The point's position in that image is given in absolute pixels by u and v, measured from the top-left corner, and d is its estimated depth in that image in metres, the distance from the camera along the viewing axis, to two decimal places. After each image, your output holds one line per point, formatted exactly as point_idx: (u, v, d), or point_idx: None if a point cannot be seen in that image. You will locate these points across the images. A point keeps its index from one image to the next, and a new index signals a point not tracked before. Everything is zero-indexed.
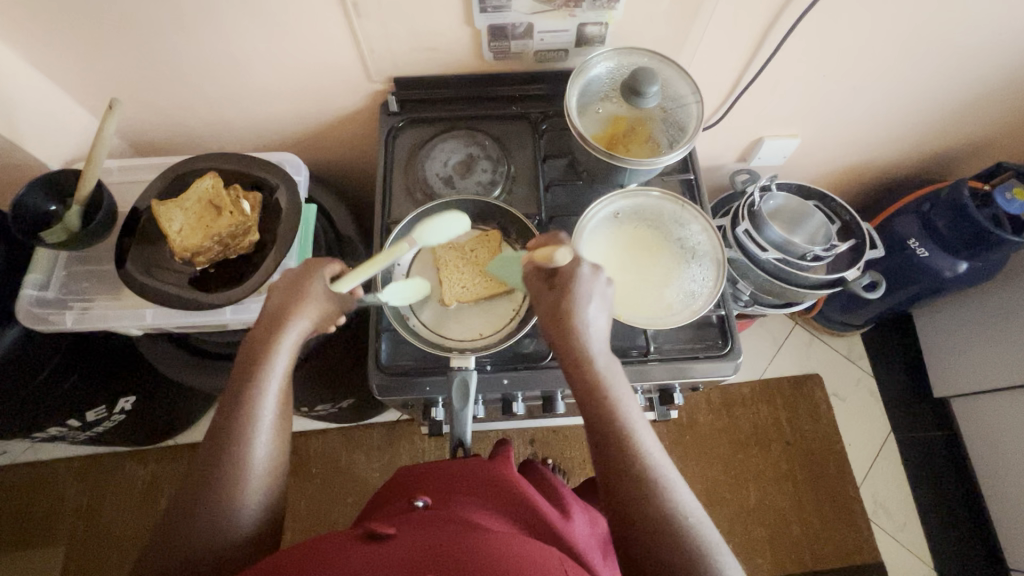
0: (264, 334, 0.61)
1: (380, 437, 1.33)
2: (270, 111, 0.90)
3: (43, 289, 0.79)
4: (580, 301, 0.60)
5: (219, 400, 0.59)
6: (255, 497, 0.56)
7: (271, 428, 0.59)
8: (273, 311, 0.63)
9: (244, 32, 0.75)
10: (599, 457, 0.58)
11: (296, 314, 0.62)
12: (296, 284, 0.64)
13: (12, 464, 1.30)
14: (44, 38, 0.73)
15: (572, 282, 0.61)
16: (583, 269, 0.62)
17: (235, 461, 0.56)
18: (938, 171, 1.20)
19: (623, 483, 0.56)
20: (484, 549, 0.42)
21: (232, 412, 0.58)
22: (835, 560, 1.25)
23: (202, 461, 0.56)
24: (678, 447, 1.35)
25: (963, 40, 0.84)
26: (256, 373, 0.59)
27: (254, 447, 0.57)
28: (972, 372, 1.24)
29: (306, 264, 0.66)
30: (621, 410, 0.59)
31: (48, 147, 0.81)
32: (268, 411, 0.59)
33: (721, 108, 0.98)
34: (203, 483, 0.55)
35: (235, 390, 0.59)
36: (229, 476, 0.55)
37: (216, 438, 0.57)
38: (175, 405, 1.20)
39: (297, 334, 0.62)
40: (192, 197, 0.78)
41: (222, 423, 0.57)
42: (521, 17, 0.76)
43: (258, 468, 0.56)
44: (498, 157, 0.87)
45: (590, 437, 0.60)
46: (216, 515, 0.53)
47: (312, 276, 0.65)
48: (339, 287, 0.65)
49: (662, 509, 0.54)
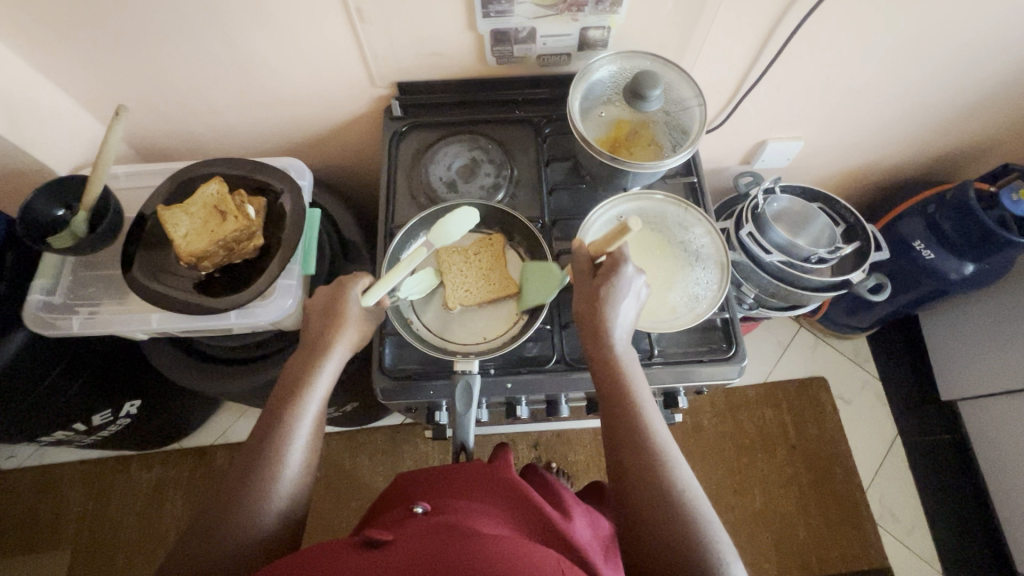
0: (305, 357, 0.65)
1: (384, 441, 1.33)
2: (275, 116, 0.91)
3: (50, 294, 0.80)
4: (613, 305, 0.62)
5: (258, 416, 0.62)
6: (278, 512, 0.56)
7: (304, 447, 0.60)
8: (315, 335, 0.66)
9: (249, 38, 0.76)
10: (616, 471, 0.59)
11: (336, 340, 0.65)
12: (333, 303, 0.67)
13: (20, 468, 1.31)
14: (52, 45, 0.74)
15: (616, 275, 0.63)
16: (629, 268, 0.63)
17: (266, 475, 0.57)
18: (944, 173, 1.20)
19: (640, 498, 0.55)
20: (479, 551, 0.42)
21: (268, 428, 0.60)
22: (843, 565, 1.24)
23: (233, 474, 0.57)
24: (682, 450, 1.35)
25: (967, 41, 0.84)
26: (296, 394, 0.62)
27: (286, 463, 0.58)
28: (979, 374, 1.23)
29: (339, 282, 0.68)
30: (644, 426, 0.59)
31: (56, 153, 0.82)
32: (303, 430, 0.60)
33: (724, 110, 0.98)
34: (231, 494, 0.56)
35: (274, 409, 0.61)
36: (258, 488, 0.56)
37: (250, 450, 0.59)
38: (180, 409, 1.20)
39: (338, 358, 0.65)
40: (198, 202, 0.78)
41: (259, 437, 0.59)
42: (524, 21, 0.76)
43: (286, 484, 0.57)
44: (501, 161, 0.87)
45: (609, 450, 0.60)
46: (239, 526, 0.54)
47: (344, 294, 0.67)
48: (366, 300, 0.67)
49: (679, 526, 0.53)
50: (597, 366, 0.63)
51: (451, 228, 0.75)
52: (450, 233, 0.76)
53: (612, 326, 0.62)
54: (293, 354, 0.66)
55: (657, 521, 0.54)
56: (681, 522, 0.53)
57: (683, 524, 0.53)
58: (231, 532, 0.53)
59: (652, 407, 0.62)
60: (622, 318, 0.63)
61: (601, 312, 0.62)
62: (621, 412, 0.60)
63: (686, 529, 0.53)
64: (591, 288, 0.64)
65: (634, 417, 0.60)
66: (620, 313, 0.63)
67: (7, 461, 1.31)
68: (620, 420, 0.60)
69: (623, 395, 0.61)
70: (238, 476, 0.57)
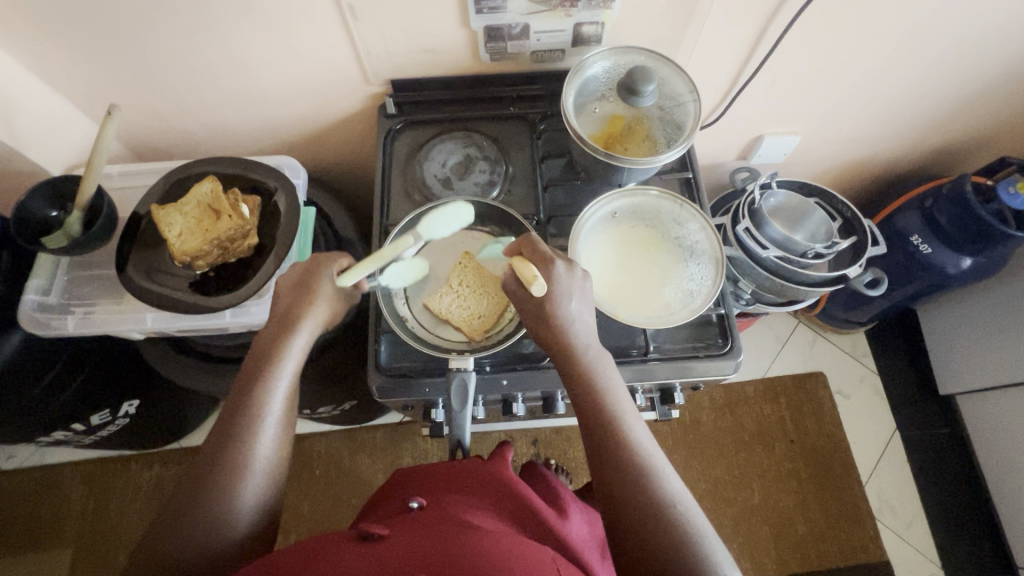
0: (273, 336, 0.64)
1: (383, 438, 1.34)
2: (270, 114, 0.91)
3: (46, 294, 0.80)
4: (560, 310, 0.62)
5: (223, 407, 0.61)
6: (253, 492, 0.57)
7: (276, 425, 0.60)
8: (283, 313, 0.65)
9: (241, 37, 0.76)
10: (596, 463, 0.60)
11: (303, 317, 0.64)
12: (306, 279, 0.66)
13: (19, 468, 1.31)
14: (44, 45, 0.74)
15: (551, 286, 0.63)
16: (559, 267, 0.64)
17: (236, 469, 0.56)
18: (941, 167, 1.20)
19: (623, 500, 0.56)
20: (474, 549, 0.42)
21: (242, 395, 0.60)
22: (841, 560, 1.24)
23: (204, 457, 0.58)
24: (681, 445, 1.35)
25: (961, 35, 0.84)
26: (263, 378, 0.61)
27: (256, 443, 0.58)
28: (978, 369, 1.23)
29: (314, 259, 0.68)
30: (613, 410, 0.61)
31: (49, 153, 0.82)
32: (274, 408, 0.61)
33: (719, 106, 0.97)
34: (203, 477, 0.56)
35: (243, 389, 0.61)
36: (228, 480, 0.56)
37: (218, 444, 0.58)
38: (177, 408, 1.20)
39: (307, 333, 0.64)
40: (192, 201, 0.78)
41: (226, 429, 0.59)
42: (517, 17, 0.76)
43: (262, 455, 0.58)
44: (496, 158, 0.87)
45: (584, 439, 0.62)
46: (212, 510, 0.54)
47: (319, 272, 0.66)
48: (342, 283, 0.64)
49: (658, 517, 0.55)
50: (561, 362, 0.64)
51: (441, 223, 0.71)
52: (435, 227, 0.71)
53: (569, 324, 0.63)
54: (258, 334, 0.65)
55: (636, 503, 0.56)
56: (658, 508, 0.55)
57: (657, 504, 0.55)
58: (214, 501, 0.55)
59: (621, 390, 0.63)
60: (578, 317, 0.63)
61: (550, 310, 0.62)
62: (591, 401, 0.61)
63: (661, 506, 0.55)
64: (537, 304, 0.63)
65: (603, 403, 0.61)
66: (571, 310, 0.63)
67: (7, 462, 1.31)
68: (597, 419, 0.60)
69: (587, 384, 0.62)
70: (211, 459, 0.57)
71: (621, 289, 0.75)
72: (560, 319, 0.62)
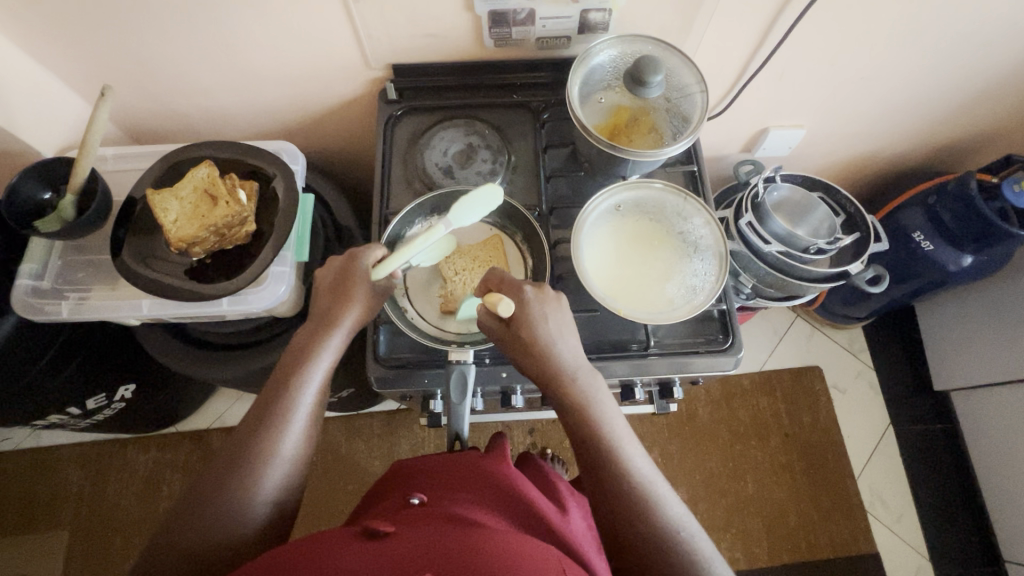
0: (306, 339, 0.64)
1: (380, 425, 1.34)
2: (268, 98, 0.89)
3: (39, 279, 0.78)
4: (544, 337, 0.62)
5: (251, 407, 0.61)
6: (269, 498, 0.56)
7: (303, 429, 0.61)
8: (325, 311, 0.65)
9: (238, 17, 0.74)
10: (589, 478, 0.61)
11: (342, 318, 0.65)
12: (342, 280, 0.66)
13: (15, 450, 1.30)
14: (33, 22, 0.72)
15: (522, 318, 0.62)
16: (528, 291, 0.63)
17: (257, 471, 0.56)
18: (946, 163, 1.19)
19: (619, 520, 0.57)
20: (480, 547, 0.41)
21: (270, 400, 0.61)
22: (832, 551, 1.26)
23: (222, 458, 0.58)
24: (677, 437, 1.35)
25: (976, 30, 0.82)
26: (290, 382, 0.62)
27: (282, 441, 0.59)
28: (973, 365, 1.24)
29: (351, 252, 0.68)
30: (602, 429, 0.61)
31: (41, 135, 0.80)
32: (301, 414, 0.61)
33: (727, 97, 0.95)
34: (218, 479, 0.56)
35: (271, 392, 0.61)
36: (248, 479, 0.56)
37: (242, 446, 0.58)
38: (173, 393, 1.19)
39: (342, 336, 0.65)
40: (189, 186, 0.76)
41: (250, 432, 0.59)
42: (523, 3, 0.74)
43: (282, 460, 0.58)
44: (498, 146, 0.85)
45: (576, 455, 0.62)
46: (227, 511, 0.54)
47: (357, 261, 0.67)
48: (375, 274, 0.66)
49: (654, 537, 0.56)
50: (550, 387, 0.62)
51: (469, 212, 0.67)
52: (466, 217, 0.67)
53: (554, 352, 0.62)
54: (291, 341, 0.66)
55: (628, 515, 0.57)
56: (657, 531, 0.56)
57: (644, 512, 0.57)
58: (230, 500, 0.55)
59: (612, 409, 0.63)
60: (560, 339, 0.62)
61: (533, 337, 0.61)
62: (579, 422, 0.61)
63: (656, 526, 0.56)
64: (513, 331, 0.62)
65: (591, 424, 0.61)
66: (552, 333, 0.62)
67: (3, 443, 1.31)
68: (591, 437, 0.60)
69: (578, 404, 0.61)
70: (232, 460, 0.57)
71: (624, 284, 0.74)
72: (541, 346, 0.61)
